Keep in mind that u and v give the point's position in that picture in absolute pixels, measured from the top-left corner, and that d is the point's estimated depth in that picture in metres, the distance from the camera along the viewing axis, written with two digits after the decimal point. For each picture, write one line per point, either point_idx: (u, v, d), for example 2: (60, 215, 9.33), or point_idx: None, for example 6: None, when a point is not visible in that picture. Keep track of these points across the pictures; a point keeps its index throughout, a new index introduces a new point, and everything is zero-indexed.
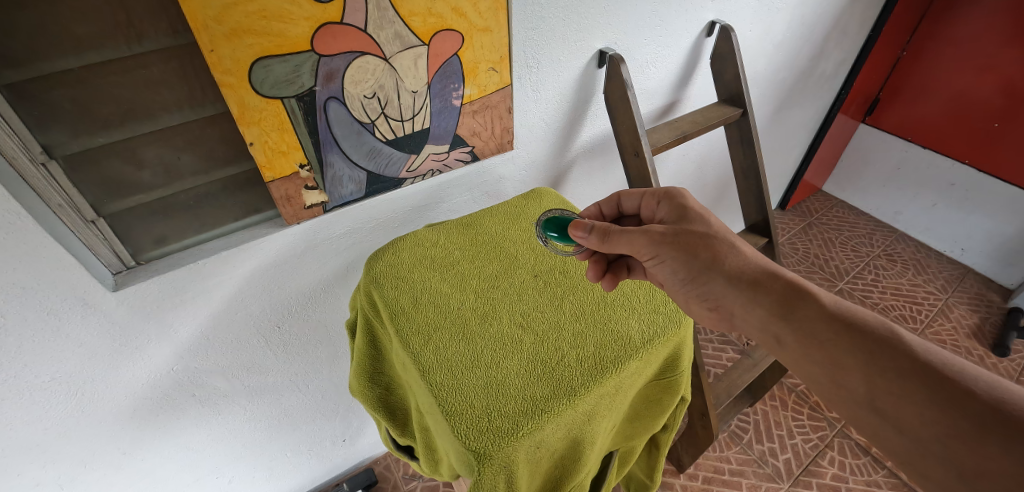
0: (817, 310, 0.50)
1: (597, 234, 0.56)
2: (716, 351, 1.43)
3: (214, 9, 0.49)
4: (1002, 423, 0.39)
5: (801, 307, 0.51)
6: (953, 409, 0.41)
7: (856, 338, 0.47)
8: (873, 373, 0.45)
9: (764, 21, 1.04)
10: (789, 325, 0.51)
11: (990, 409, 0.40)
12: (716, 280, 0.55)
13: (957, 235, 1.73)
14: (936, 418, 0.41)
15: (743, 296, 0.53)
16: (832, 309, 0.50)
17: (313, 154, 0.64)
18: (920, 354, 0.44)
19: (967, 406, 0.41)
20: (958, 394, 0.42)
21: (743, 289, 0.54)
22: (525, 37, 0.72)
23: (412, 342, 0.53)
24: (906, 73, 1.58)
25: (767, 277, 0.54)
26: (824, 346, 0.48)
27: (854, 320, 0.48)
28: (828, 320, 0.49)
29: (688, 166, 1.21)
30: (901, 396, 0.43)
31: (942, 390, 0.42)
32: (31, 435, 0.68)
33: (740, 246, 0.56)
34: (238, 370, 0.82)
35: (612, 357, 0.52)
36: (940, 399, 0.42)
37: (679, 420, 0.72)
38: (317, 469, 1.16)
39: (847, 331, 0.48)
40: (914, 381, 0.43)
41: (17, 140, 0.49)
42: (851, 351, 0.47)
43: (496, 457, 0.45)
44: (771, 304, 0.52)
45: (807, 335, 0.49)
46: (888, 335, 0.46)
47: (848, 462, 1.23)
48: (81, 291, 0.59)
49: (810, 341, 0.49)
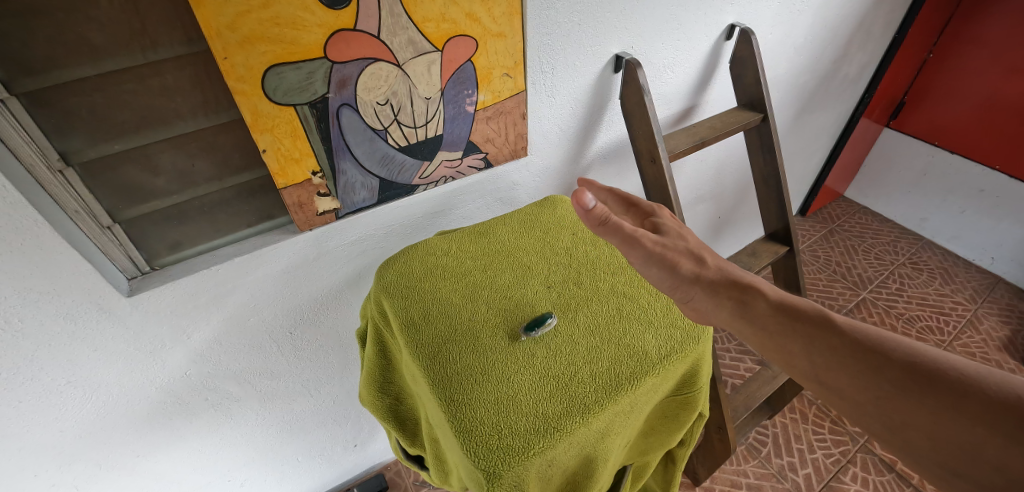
0: (764, 303, 0.50)
1: (599, 215, 0.49)
2: (733, 361, 1.40)
3: (228, 17, 0.48)
4: (924, 382, 0.41)
5: (751, 302, 0.51)
6: (877, 374, 0.43)
7: (795, 325, 0.48)
8: (813, 352, 0.47)
9: (785, 24, 1.01)
10: (744, 323, 0.50)
11: (912, 370, 0.42)
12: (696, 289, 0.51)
13: (987, 243, 1.67)
14: (866, 384, 0.43)
15: (712, 299, 0.51)
16: (775, 301, 0.50)
17: (325, 162, 0.64)
18: (848, 331, 0.46)
19: (892, 370, 0.43)
20: (882, 360, 0.44)
21: (713, 293, 0.51)
22: (540, 42, 0.70)
23: (422, 353, 0.52)
24: (932, 76, 1.54)
25: (726, 279, 0.52)
26: (772, 336, 0.49)
27: (795, 310, 0.49)
28: (773, 311, 0.50)
29: (706, 173, 1.19)
30: (839, 369, 0.45)
31: (868, 359, 0.44)
32: (48, 437, 0.68)
33: (710, 258, 0.54)
34: (250, 375, 0.82)
35: (628, 375, 0.50)
36: (869, 368, 0.44)
37: (696, 435, 0.69)
38: (329, 473, 1.16)
39: (790, 319, 0.49)
40: (846, 355, 0.45)
41: (34, 147, 0.50)
42: (793, 337, 0.48)
43: (507, 476, 0.44)
44: (731, 304, 0.51)
45: (757, 327, 0.50)
46: (820, 317, 0.48)
47: (872, 479, 1.18)
48: (98, 296, 0.59)
49: (759, 333, 0.49)
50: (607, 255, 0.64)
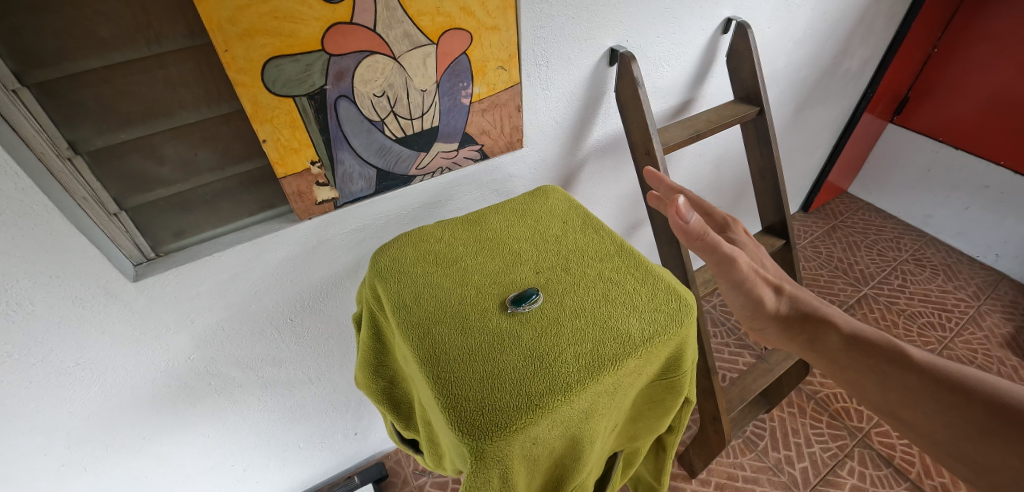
0: (837, 337, 0.56)
1: (696, 230, 0.51)
2: (732, 355, 1.41)
3: (229, 10, 0.50)
4: (1004, 424, 0.44)
5: (824, 335, 0.56)
6: (957, 415, 0.47)
7: (870, 361, 0.53)
8: (888, 388, 0.51)
9: (783, 19, 1.02)
10: (818, 355, 0.56)
11: (990, 410, 0.45)
12: (768, 322, 0.59)
13: (991, 240, 1.66)
14: (945, 424, 0.47)
15: (785, 332, 0.59)
16: (848, 334, 0.55)
17: (324, 151, 0.66)
18: (924, 368, 0.50)
19: (972, 411, 0.46)
20: (960, 401, 0.47)
21: (784, 328, 0.58)
22: (534, 35, 0.72)
23: (413, 334, 0.54)
24: (937, 71, 1.53)
25: (801, 315, 0.58)
26: (845, 370, 0.54)
27: (868, 344, 0.54)
28: (846, 345, 0.55)
29: (704, 167, 1.20)
30: (915, 406, 0.49)
31: (945, 398, 0.48)
32: (58, 417, 0.71)
33: (788, 288, 0.60)
34: (253, 361, 0.84)
35: (611, 355, 0.52)
36: (944, 406, 0.48)
37: (685, 421, 0.71)
38: (330, 461, 1.18)
39: (863, 355, 0.53)
40: (921, 392, 0.49)
41: (44, 135, 0.53)
42: (865, 372, 0.53)
43: (489, 451, 0.46)
44: (802, 338, 0.57)
45: (830, 362, 0.55)
46: (896, 353, 0.52)
47: (869, 474, 1.19)
48: (104, 280, 0.61)
49: (834, 366, 0.55)
50: (595, 242, 0.66)
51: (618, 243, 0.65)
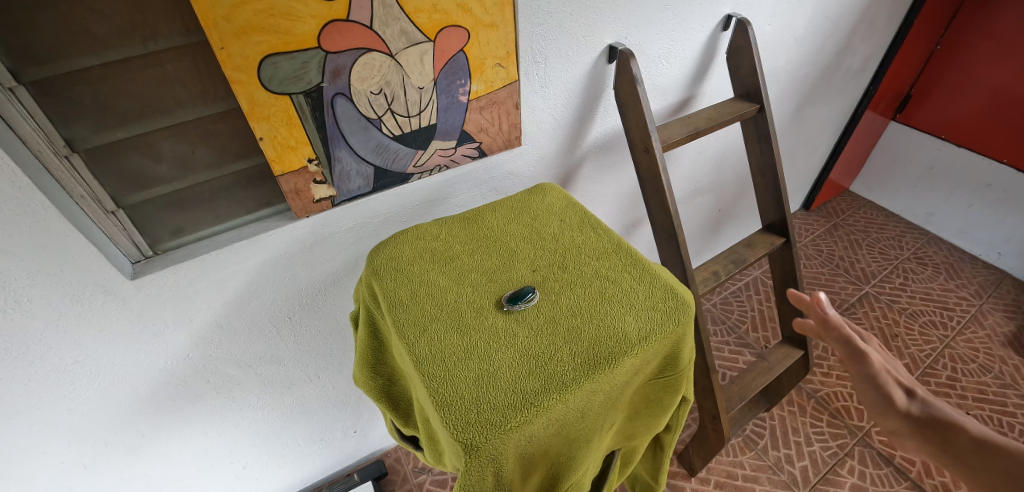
0: (968, 439, 0.52)
1: (830, 318, 0.61)
2: (732, 353, 1.41)
3: (224, 7, 0.50)
4: None
5: (951, 436, 0.53)
6: None
7: (1002, 468, 0.48)
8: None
9: (784, 16, 1.01)
10: (946, 456, 0.53)
11: None
12: (893, 416, 0.57)
13: (994, 238, 1.65)
14: None
15: (910, 428, 0.56)
16: (978, 437, 0.51)
17: (321, 149, 0.66)
18: None
19: None
20: None
21: (908, 424, 0.56)
22: (532, 32, 0.71)
23: (408, 332, 0.54)
24: (940, 68, 1.52)
25: (926, 413, 0.56)
26: (976, 475, 0.50)
27: (999, 449, 0.50)
28: (975, 448, 0.51)
29: (704, 165, 1.19)
30: None
31: None
32: (57, 415, 0.71)
33: (920, 392, 0.59)
34: (252, 359, 0.84)
35: (607, 354, 0.51)
36: None
37: (683, 419, 0.71)
38: (330, 458, 1.18)
39: (992, 457, 0.49)
40: None
41: (41, 133, 0.53)
42: (997, 476, 0.49)
43: (484, 449, 0.45)
44: (928, 435, 0.55)
45: (959, 463, 0.51)
46: None
47: (869, 473, 1.18)
48: (102, 278, 0.61)
49: (960, 467, 0.51)
50: (593, 240, 0.65)
51: (616, 241, 0.65)
